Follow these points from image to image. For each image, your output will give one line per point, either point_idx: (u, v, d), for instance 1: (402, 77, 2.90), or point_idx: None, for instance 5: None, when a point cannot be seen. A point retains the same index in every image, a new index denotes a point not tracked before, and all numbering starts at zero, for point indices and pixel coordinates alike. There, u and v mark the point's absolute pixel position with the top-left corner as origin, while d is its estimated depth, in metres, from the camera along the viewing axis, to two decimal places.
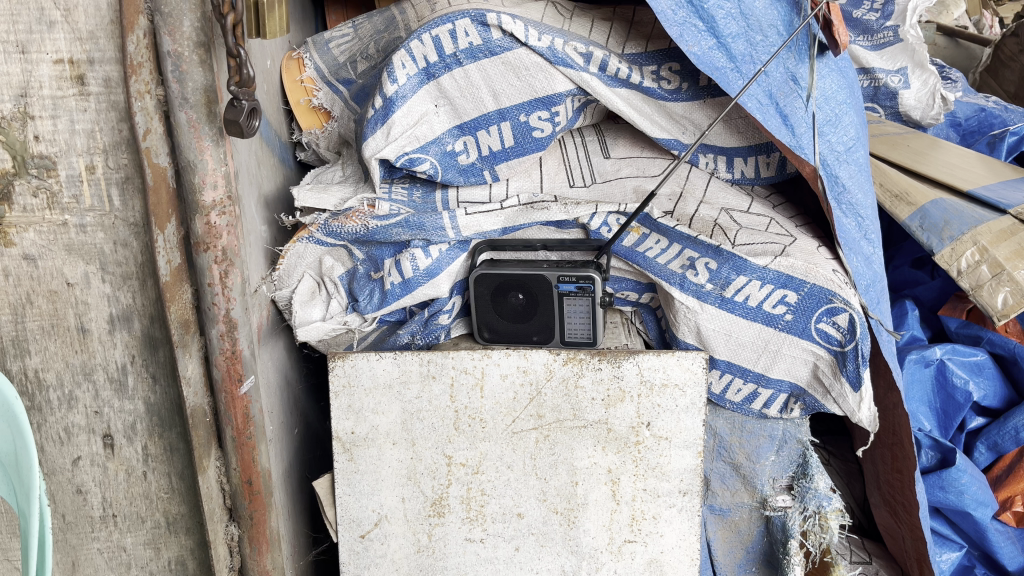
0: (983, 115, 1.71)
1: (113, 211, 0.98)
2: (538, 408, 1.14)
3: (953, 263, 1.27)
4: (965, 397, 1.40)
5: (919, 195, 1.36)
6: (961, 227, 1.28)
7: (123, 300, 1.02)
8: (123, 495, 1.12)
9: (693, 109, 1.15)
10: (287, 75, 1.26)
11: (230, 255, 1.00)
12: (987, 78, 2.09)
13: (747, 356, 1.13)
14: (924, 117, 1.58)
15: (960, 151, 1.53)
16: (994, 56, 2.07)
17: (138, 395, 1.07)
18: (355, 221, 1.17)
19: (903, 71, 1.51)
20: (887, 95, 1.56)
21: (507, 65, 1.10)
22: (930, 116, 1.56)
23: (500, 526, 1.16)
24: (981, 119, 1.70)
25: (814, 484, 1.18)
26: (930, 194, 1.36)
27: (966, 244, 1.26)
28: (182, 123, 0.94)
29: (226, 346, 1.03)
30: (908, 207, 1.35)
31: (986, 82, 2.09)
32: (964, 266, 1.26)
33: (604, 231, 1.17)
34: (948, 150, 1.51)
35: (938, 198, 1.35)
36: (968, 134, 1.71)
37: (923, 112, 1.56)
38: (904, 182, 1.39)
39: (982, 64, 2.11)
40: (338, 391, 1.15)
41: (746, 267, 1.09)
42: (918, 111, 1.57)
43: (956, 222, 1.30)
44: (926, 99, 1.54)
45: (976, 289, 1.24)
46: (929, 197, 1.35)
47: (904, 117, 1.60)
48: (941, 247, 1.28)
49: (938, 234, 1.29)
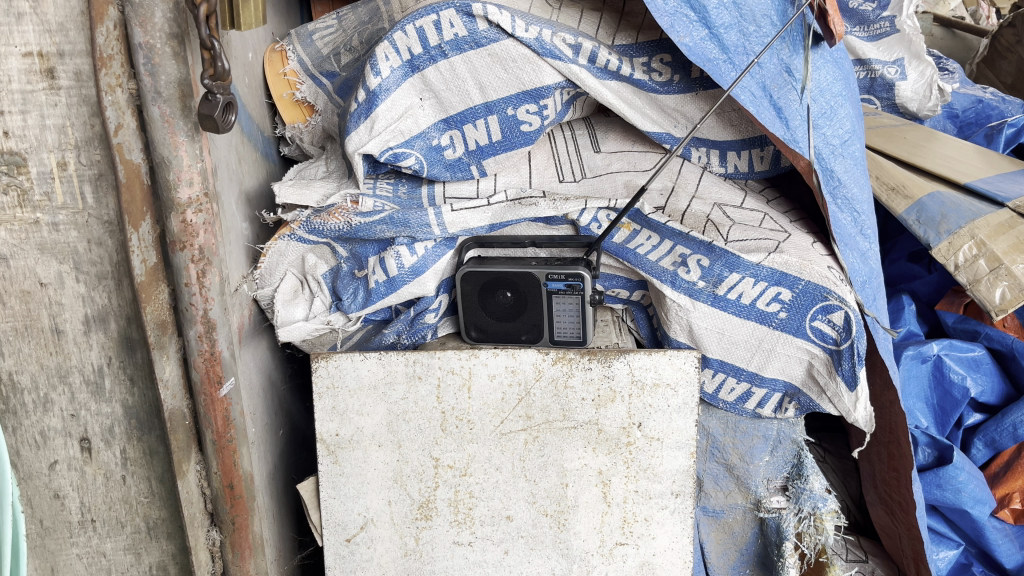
0: (980, 107, 1.68)
1: (86, 209, 0.95)
2: (527, 408, 1.11)
3: (950, 257, 1.24)
4: (962, 393, 1.39)
5: (915, 188, 1.34)
6: (958, 221, 1.26)
7: (99, 300, 0.99)
8: (102, 500, 1.09)
9: (684, 102, 1.12)
10: (271, 67, 1.23)
11: (207, 254, 0.97)
12: (984, 69, 2.06)
13: (740, 355, 1.11)
14: (921, 109, 1.54)
15: (958, 143, 1.50)
16: (992, 46, 2.05)
17: (115, 397, 1.04)
18: (337, 217, 1.13)
19: (900, 62, 1.49)
20: (884, 87, 1.53)
21: (494, 57, 1.06)
22: (927, 108, 1.53)
23: (488, 529, 1.14)
24: (978, 111, 1.68)
25: (809, 485, 1.16)
26: (927, 186, 1.34)
27: (963, 238, 1.24)
28: (155, 118, 0.90)
29: (204, 347, 1.00)
30: (904, 200, 1.32)
31: (983, 73, 2.06)
32: (961, 260, 1.23)
33: (594, 227, 1.14)
34: (946, 142, 1.48)
35: (935, 191, 1.33)
36: (965, 126, 1.69)
37: (920, 104, 1.53)
38: (901, 175, 1.36)
39: (980, 54, 2.08)
40: (322, 392, 1.12)
41: (739, 264, 1.06)
42: (914, 103, 1.53)
43: (953, 215, 1.27)
44: (923, 91, 1.51)
45: (973, 284, 1.22)
46: (925, 190, 1.33)
47: (900, 108, 1.56)
48: (938, 241, 1.26)
49: (935, 228, 1.27)
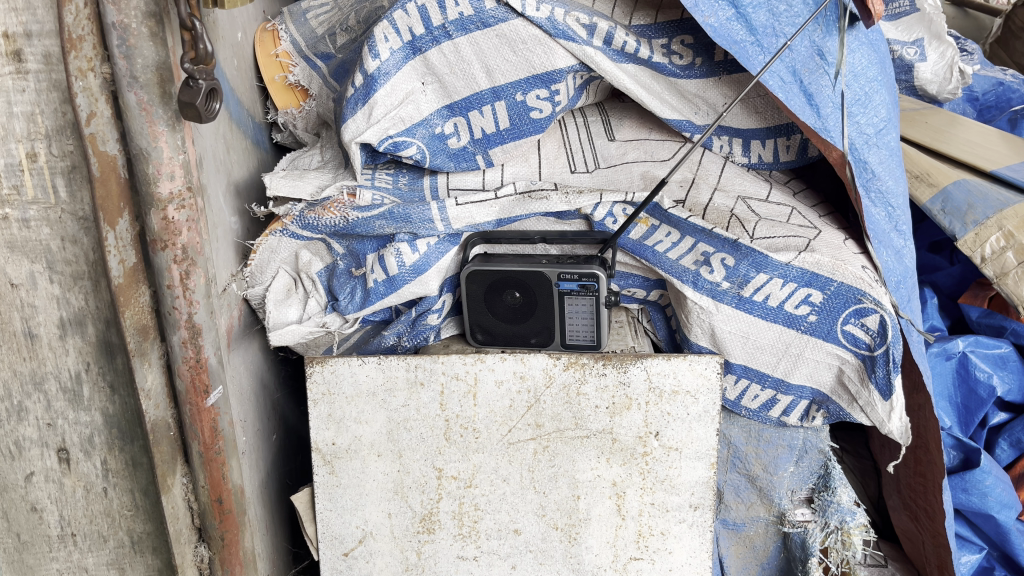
0: (1001, 90, 1.60)
1: (59, 203, 0.87)
2: (536, 416, 1.04)
3: (976, 249, 1.17)
4: (988, 391, 1.31)
5: (941, 176, 1.25)
6: (986, 211, 1.18)
7: (75, 302, 0.92)
8: (83, 514, 1.02)
9: (706, 87, 1.04)
10: (261, 48, 1.14)
11: (191, 253, 0.89)
12: (998, 49, 1.97)
13: (766, 360, 1.03)
14: (941, 92, 1.46)
15: (981, 126, 1.41)
16: (1006, 26, 1.96)
17: (94, 406, 0.97)
18: (333, 212, 1.05)
19: (920, 42, 1.38)
20: (902, 70, 1.42)
21: (503, 38, 0.98)
22: (947, 90, 1.44)
23: (495, 543, 1.07)
24: (999, 94, 1.59)
25: (837, 498, 1.09)
26: (952, 174, 1.25)
27: (991, 229, 1.16)
28: (131, 104, 0.82)
29: (189, 354, 0.92)
30: (929, 188, 1.23)
31: (998, 56, 1.96)
32: (988, 252, 1.16)
33: (609, 222, 1.05)
34: (969, 126, 1.39)
35: (961, 178, 1.24)
36: (985, 110, 1.60)
37: (940, 87, 1.44)
38: (925, 162, 1.28)
39: (992, 34, 1.99)
40: (316, 399, 1.05)
41: (766, 264, 0.98)
42: (934, 85, 1.44)
43: (981, 205, 1.19)
44: (943, 73, 1.41)
45: (1000, 277, 1.16)
46: (951, 178, 1.24)
47: (919, 90, 1.47)
48: (964, 233, 1.18)
49: (961, 218, 1.19)
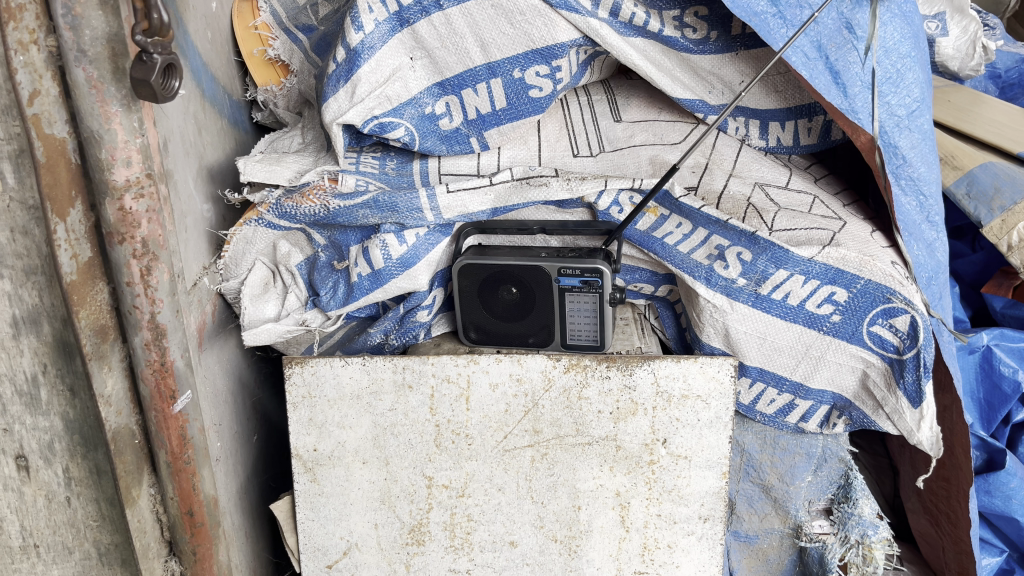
0: None
1: (7, 190, 0.78)
2: (535, 422, 0.96)
3: (1002, 237, 1.08)
4: (1013, 387, 1.21)
5: (964, 157, 1.16)
6: (1014, 195, 1.08)
7: (28, 299, 0.83)
8: (45, 524, 0.95)
9: (722, 63, 0.94)
10: (240, 20, 1.06)
11: (153, 247, 0.80)
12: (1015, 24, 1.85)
13: (784, 363, 0.95)
14: (962, 69, 1.32)
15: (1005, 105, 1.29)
16: None
17: (53, 410, 0.89)
18: (311, 200, 0.96)
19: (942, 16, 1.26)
20: None
21: (499, 9, 0.89)
22: (969, 68, 1.31)
23: (489, 556, 1.00)
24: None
25: (858, 510, 1.02)
26: (978, 156, 1.16)
27: (1020, 215, 1.07)
28: (80, 82, 0.73)
29: (153, 357, 0.84)
30: (953, 171, 1.14)
31: (1016, 30, 1.86)
32: (1015, 240, 1.07)
33: (615, 212, 0.97)
34: (995, 106, 1.28)
35: (987, 161, 1.15)
36: (1008, 88, 1.48)
37: (961, 63, 1.30)
38: (949, 143, 1.18)
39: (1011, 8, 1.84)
40: (297, 402, 0.97)
41: (787, 260, 0.89)
42: (955, 62, 1.30)
43: (1008, 188, 1.10)
44: (966, 49, 1.27)
45: None
46: (976, 160, 1.15)
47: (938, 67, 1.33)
48: (989, 219, 1.09)
49: (987, 203, 1.10)
